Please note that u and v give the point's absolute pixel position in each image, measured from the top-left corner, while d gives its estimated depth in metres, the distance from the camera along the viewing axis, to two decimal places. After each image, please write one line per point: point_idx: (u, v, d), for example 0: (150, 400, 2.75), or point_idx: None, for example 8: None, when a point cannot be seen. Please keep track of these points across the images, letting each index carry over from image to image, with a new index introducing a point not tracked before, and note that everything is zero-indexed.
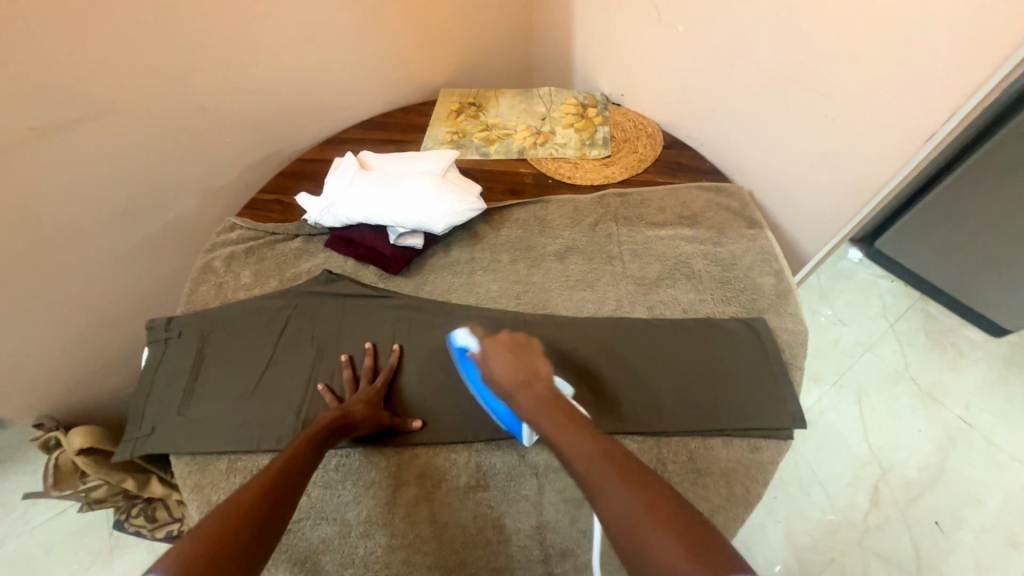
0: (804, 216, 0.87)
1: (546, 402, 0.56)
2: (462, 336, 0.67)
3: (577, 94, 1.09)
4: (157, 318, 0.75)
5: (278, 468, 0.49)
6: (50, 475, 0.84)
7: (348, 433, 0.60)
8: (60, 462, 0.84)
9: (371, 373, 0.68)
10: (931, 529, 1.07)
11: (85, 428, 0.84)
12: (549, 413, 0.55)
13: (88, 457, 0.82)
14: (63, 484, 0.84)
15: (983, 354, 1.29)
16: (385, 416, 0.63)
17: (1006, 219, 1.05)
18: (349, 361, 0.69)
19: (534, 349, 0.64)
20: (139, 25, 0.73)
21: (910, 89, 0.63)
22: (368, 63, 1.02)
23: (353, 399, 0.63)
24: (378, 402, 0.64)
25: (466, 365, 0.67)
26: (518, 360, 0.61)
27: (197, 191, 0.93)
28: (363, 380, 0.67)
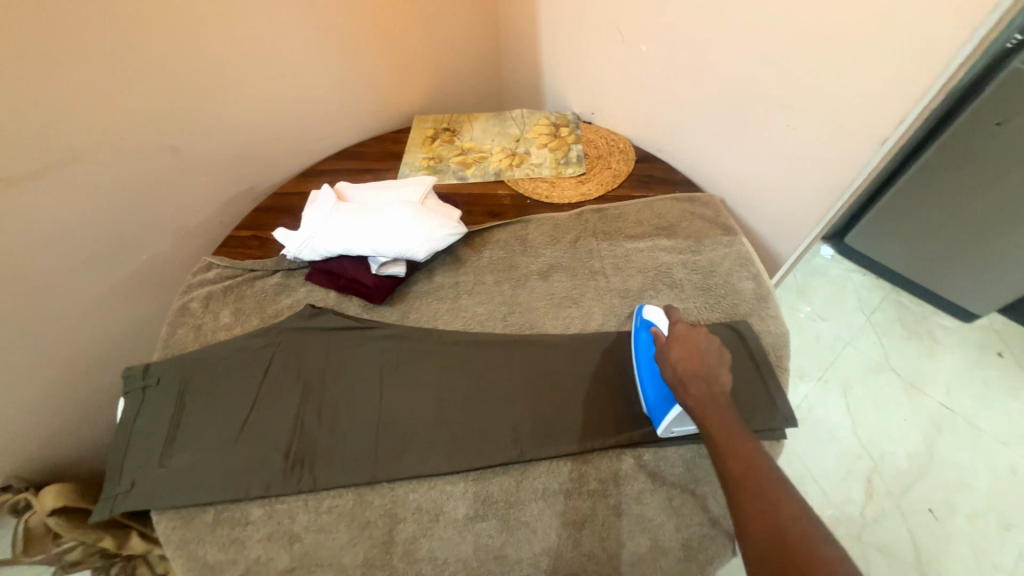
0: (775, 220, 0.90)
1: (713, 404, 0.56)
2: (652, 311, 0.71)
3: (549, 115, 1.11)
4: (133, 366, 0.73)
5: None
6: (20, 539, 0.79)
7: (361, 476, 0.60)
8: (29, 526, 0.79)
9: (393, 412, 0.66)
10: (926, 517, 1.09)
11: (59, 486, 0.79)
12: (720, 421, 0.54)
13: (61, 517, 0.78)
14: (35, 548, 0.80)
15: (956, 340, 1.34)
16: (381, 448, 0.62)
17: (963, 210, 1.11)
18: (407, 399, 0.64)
19: (721, 359, 0.61)
20: (109, 71, 0.72)
21: (862, 97, 0.67)
22: (340, 95, 1.03)
23: None
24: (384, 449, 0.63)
25: (641, 337, 0.70)
26: (701, 359, 0.60)
27: (170, 231, 0.91)
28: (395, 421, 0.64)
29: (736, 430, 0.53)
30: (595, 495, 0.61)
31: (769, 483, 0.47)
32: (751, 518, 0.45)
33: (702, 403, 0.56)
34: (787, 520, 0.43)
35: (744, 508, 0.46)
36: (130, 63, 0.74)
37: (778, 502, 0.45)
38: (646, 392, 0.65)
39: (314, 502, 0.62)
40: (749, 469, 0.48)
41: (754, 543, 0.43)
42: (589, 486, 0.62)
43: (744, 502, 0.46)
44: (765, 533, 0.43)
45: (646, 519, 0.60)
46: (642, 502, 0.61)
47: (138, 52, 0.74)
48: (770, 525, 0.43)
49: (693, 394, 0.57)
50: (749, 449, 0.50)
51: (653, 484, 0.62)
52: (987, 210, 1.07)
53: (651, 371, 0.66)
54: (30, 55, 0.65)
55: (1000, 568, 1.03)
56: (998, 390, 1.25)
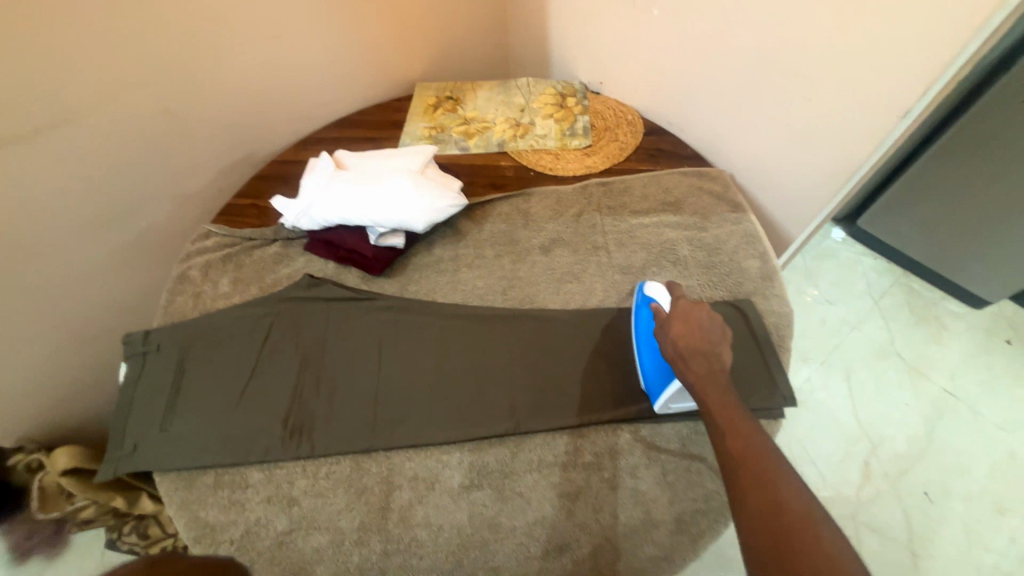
0: (785, 197, 0.87)
1: (713, 382, 0.55)
2: (653, 287, 0.69)
3: (555, 84, 1.07)
4: (133, 332, 0.73)
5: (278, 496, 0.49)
6: (37, 497, 0.81)
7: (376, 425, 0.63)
8: (45, 484, 0.82)
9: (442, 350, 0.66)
10: (921, 499, 1.10)
11: (70, 449, 0.82)
12: (721, 400, 0.53)
13: (75, 478, 0.80)
14: (51, 505, 0.82)
15: (964, 326, 1.32)
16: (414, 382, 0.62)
17: (983, 192, 1.07)
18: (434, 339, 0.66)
19: (723, 338, 0.60)
20: (97, 30, 0.70)
21: (885, 68, 0.63)
22: (339, 60, 0.99)
23: None
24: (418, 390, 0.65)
25: (641, 312, 0.69)
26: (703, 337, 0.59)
27: (169, 198, 0.90)
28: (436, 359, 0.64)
29: (736, 409, 0.52)
30: (589, 468, 0.61)
31: (767, 462, 0.46)
32: (747, 496, 0.45)
33: (703, 380, 0.55)
34: (785, 501, 0.43)
35: (741, 486, 0.46)
36: (117, 23, 0.71)
37: (776, 482, 0.44)
38: (645, 365, 0.65)
39: (315, 466, 0.63)
40: (746, 447, 0.48)
41: (750, 521, 0.43)
42: (584, 459, 0.62)
43: (741, 481, 0.46)
44: (762, 512, 0.43)
45: (640, 493, 0.60)
46: (637, 476, 0.61)
47: (126, 10, 0.71)
48: (766, 504, 0.43)
49: (694, 370, 0.57)
50: (747, 429, 0.50)
51: (649, 459, 0.62)
52: (1010, 193, 1.03)
53: (649, 347, 0.66)
54: (13, 11, 0.62)
55: (990, 549, 1.04)
56: (1004, 377, 1.24)
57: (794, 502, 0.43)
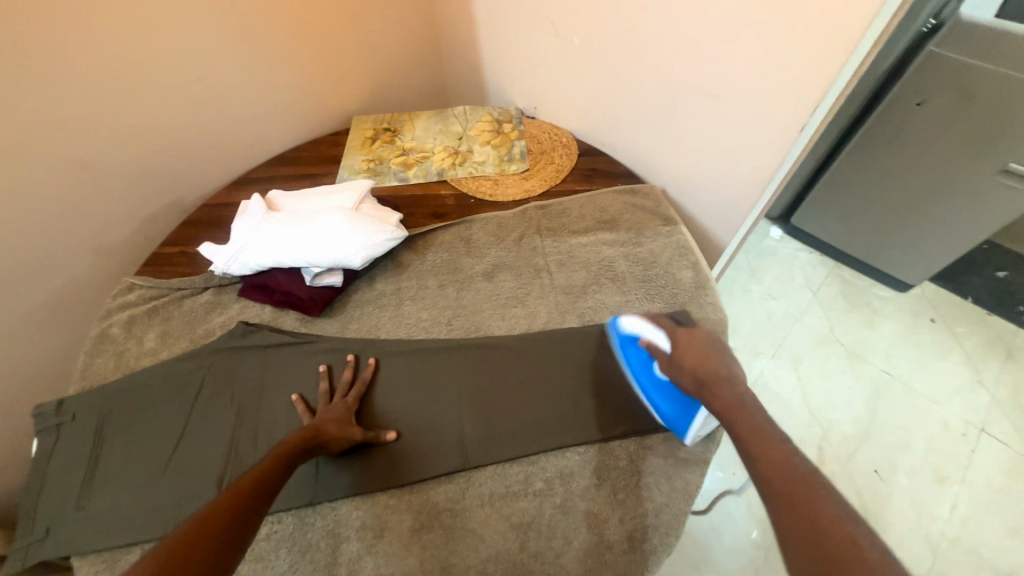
0: (713, 207, 0.92)
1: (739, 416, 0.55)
2: (630, 323, 0.70)
3: (491, 111, 1.10)
4: (45, 403, 0.67)
5: (265, 467, 0.50)
6: None
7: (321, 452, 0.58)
8: None
9: (348, 386, 0.68)
10: (871, 478, 1.16)
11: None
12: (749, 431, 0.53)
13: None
14: None
15: (893, 309, 1.42)
16: (357, 431, 0.62)
17: (891, 185, 1.17)
18: (327, 372, 0.69)
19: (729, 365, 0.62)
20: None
21: (781, 86, 0.69)
22: (268, 97, 0.97)
23: (324, 417, 0.62)
24: (349, 419, 0.63)
25: (631, 352, 0.70)
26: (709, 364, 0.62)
27: (88, 252, 0.85)
28: (337, 394, 0.66)
29: (763, 434, 0.51)
30: (540, 495, 0.61)
31: (799, 478, 0.45)
32: (786, 510, 0.44)
33: (731, 412, 0.56)
34: (819, 511, 0.42)
35: (785, 512, 0.43)
36: (15, 74, 0.67)
37: (810, 495, 0.43)
38: (661, 407, 0.66)
39: (265, 528, 0.59)
40: (775, 463, 0.48)
41: (796, 547, 0.41)
42: (536, 487, 0.61)
43: (784, 506, 0.44)
44: (794, 521, 0.42)
45: (592, 515, 0.60)
46: (588, 498, 0.61)
47: (25, 60, 0.67)
48: (798, 513, 0.42)
49: (716, 393, 0.59)
50: (772, 446, 0.50)
51: (598, 480, 0.62)
52: (916, 186, 1.13)
53: (654, 388, 0.67)
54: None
55: (937, 518, 1.11)
56: (932, 353, 1.34)
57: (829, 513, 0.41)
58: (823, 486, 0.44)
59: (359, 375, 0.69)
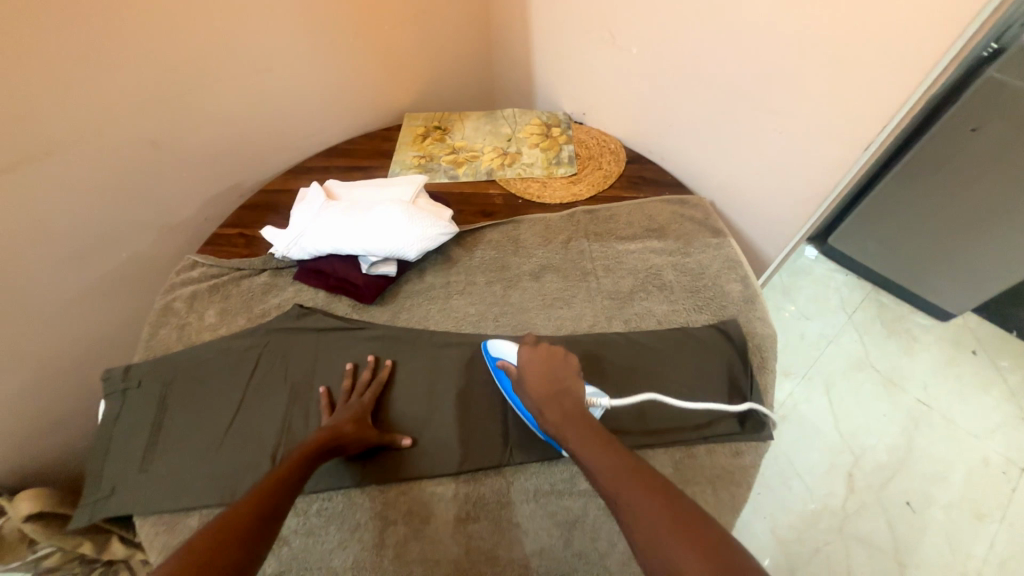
0: (762, 221, 0.91)
1: (572, 418, 0.56)
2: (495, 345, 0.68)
3: (539, 115, 1.11)
4: (113, 368, 0.71)
5: (282, 470, 0.52)
6: None
7: (339, 451, 0.59)
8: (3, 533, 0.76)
9: (366, 386, 0.68)
10: (904, 510, 1.13)
11: (34, 492, 0.78)
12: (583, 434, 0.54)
13: (35, 524, 0.76)
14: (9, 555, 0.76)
15: (933, 338, 1.38)
16: (373, 433, 0.62)
17: (939, 210, 1.14)
18: (353, 371, 0.69)
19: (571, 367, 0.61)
20: (81, 65, 0.70)
21: (843, 103, 0.68)
22: (326, 91, 1.01)
23: (340, 418, 0.62)
24: (366, 419, 0.64)
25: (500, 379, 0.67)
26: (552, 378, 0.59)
27: (153, 228, 0.90)
28: (354, 393, 0.67)
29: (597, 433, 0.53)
30: (585, 495, 0.61)
31: (639, 483, 0.46)
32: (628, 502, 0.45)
33: (563, 423, 0.56)
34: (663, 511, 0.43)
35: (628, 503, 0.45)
36: (100, 58, 0.72)
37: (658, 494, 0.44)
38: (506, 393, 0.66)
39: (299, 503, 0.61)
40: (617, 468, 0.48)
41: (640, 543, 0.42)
42: (580, 487, 0.62)
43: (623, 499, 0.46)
44: (644, 536, 0.42)
45: None
46: None
47: (110, 44, 0.72)
48: (646, 523, 0.42)
49: (550, 419, 0.57)
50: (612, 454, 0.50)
51: None
52: (967, 213, 1.10)
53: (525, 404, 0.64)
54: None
55: (973, 558, 1.07)
56: (974, 386, 1.29)
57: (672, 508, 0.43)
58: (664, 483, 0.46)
59: (377, 375, 0.69)
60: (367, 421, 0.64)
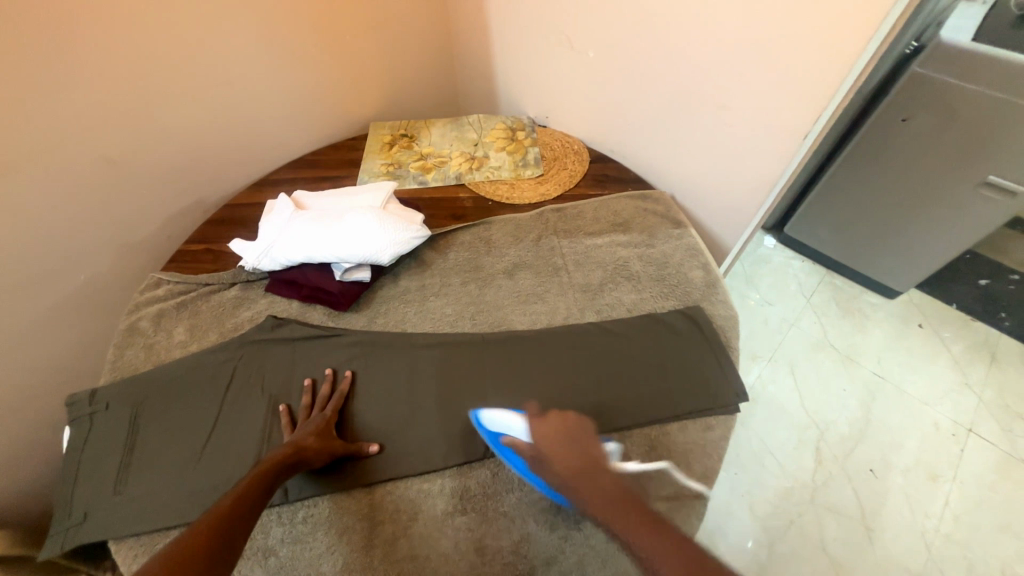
0: (718, 212, 0.97)
1: (614, 497, 0.49)
2: (492, 419, 0.63)
3: (504, 120, 1.14)
4: (79, 393, 0.69)
5: (245, 488, 0.51)
6: None
7: (303, 466, 0.59)
8: None
9: (326, 400, 0.68)
10: (867, 476, 1.20)
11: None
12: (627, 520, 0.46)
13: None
14: None
15: (882, 315, 1.48)
16: (338, 444, 0.62)
17: (879, 195, 1.24)
18: (311, 387, 0.69)
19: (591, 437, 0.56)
20: (31, 82, 0.68)
21: (782, 96, 0.74)
22: (288, 102, 1.01)
23: (303, 432, 0.62)
24: (330, 432, 0.63)
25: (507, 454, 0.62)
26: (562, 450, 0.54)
27: (112, 248, 0.88)
28: (315, 408, 0.66)
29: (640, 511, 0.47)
30: None
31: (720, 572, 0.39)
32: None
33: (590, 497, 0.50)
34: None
35: None
36: (50, 74, 0.70)
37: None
38: (515, 468, 0.62)
39: (278, 516, 0.61)
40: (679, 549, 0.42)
41: None
42: None
43: None
44: None
45: None
46: None
47: (61, 59, 0.70)
48: None
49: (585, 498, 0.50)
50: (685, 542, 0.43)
51: (622, 464, 0.65)
52: (902, 196, 1.20)
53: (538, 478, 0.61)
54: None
55: (931, 516, 1.15)
56: (920, 357, 1.40)
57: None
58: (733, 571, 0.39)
59: (337, 387, 0.69)
60: (332, 434, 0.64)
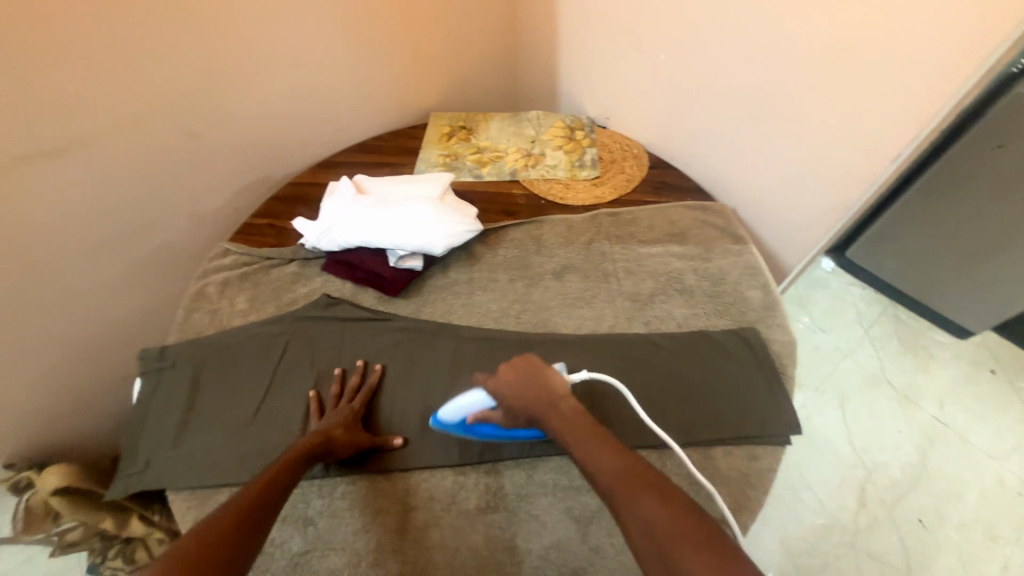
0: (782, 231, 0.93)
1: (571, 419, 0.56)
2: (448, 412, 0.62)
3: (563, 118, 1.13)
4: (149, 348, 0.74)
5: (270, 477, 0.53)
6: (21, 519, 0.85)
7: (330, 455, 0.61)
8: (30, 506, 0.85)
9: (355, 391, 0.69)
10: (915, 527, 1.12)
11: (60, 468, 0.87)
12: (585, 440, 0.54)
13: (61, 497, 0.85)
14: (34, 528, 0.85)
15: (950, 356, 1.36)
16: (363, 437, 0.64)
17: (961, 226, 1.13)
18: (340, 376, 0.70)
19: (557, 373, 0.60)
20: (124, 59, 0.75)
21: (875, 114, 0.70)
22: (354, 88, 1.04)
23: (330, 422, 0.63)
24: (356, 423, 0.65)
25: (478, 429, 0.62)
26: (527, 387, 0.58)
27: (186, 215, 0.94)
28: (344, 398, 0.68)
29: (596, 430, 0.54)
30: None
31: (648, 476, 0.48)
32: (629, 496, 0.47)
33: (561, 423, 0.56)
34: (669, 506, 0.45)
35: (628, 500, 0.47)
36: (142, 52, 0.76)
37: (685, 502, 0.46)
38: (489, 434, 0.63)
39: (318, 488, 0.63)
40: (633, 467, 0.49)
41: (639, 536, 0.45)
42: None
43: (618, 494, 0.48)
44: (650, 537, 0.44)
45: None
46: None
47: (151, 39, 0.76)
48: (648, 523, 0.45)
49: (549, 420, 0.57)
50: (621, 452, 0.51)
51: None
52: (990, 228, 1.09)
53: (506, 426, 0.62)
54: (41, 41, 0.67)
55: None
56: (991, 406, 1.28)
57: (680, 502, 0.46)
58: (667, 477, 0.49)
59: (367, 380, 0.70)
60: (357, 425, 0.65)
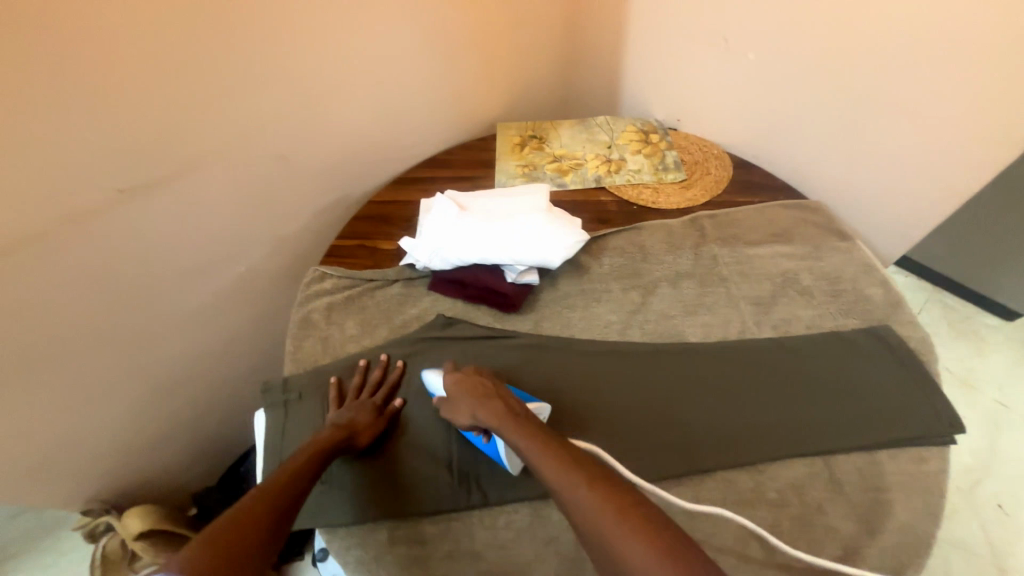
0: (880, 224, 0.95)
1: (507, 416, 0.57)
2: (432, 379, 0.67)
3: (634, 121, 1.11)
4: (272, 380, 0.72)
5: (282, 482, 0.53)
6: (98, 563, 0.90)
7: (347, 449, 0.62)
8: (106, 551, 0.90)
9: (376, 385, 0.69)
10: (995, 512, 1.12)
11: (143, 509, 0.90)
12: (523, 436, 0.55)
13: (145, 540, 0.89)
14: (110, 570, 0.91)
15: (1001, 338, 1.35)
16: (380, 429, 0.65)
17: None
18: (365, 368, 0.70)
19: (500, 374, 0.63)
20: (228, 85, 0.72)
21: (1000, 105, 0.74)
22: (427, 101, 1.02)
23: (350, 416, 0.64)
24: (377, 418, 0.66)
25: None
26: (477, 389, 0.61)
27: (268, 240, 0.91)
28: (365, 392, 0.68)
29: (531, 427, 0.56)
30: (775, 505, 0.62)
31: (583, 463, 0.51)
32: (567, 485, 0.49)
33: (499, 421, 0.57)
34: (607, 488, 0.48)
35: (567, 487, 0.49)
36: (242, 77, 0.73)
37: (617, 481, 0.49)
38: None
39: (481, 519, 0.61)
40: (568, 456, 0.51)
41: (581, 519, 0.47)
42: (769, 496, 0.62)
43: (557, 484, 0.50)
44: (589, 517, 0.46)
45: (835, 530, 0.60)
46: (827, 511, 0.61)
47: (253, 65, 0.73)
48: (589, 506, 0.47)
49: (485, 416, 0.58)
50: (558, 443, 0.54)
51: (834, 493, 0.63)
52: None
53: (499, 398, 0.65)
54: (153, 69, 0.64)
55: None
56: None
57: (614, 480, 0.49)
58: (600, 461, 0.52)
59: (388, 376, 0.70)
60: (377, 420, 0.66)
